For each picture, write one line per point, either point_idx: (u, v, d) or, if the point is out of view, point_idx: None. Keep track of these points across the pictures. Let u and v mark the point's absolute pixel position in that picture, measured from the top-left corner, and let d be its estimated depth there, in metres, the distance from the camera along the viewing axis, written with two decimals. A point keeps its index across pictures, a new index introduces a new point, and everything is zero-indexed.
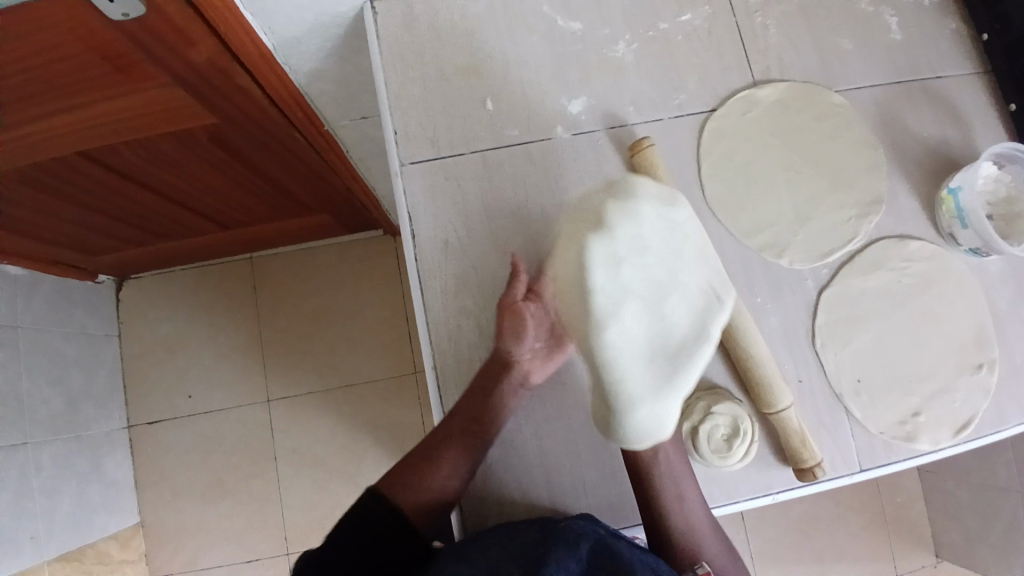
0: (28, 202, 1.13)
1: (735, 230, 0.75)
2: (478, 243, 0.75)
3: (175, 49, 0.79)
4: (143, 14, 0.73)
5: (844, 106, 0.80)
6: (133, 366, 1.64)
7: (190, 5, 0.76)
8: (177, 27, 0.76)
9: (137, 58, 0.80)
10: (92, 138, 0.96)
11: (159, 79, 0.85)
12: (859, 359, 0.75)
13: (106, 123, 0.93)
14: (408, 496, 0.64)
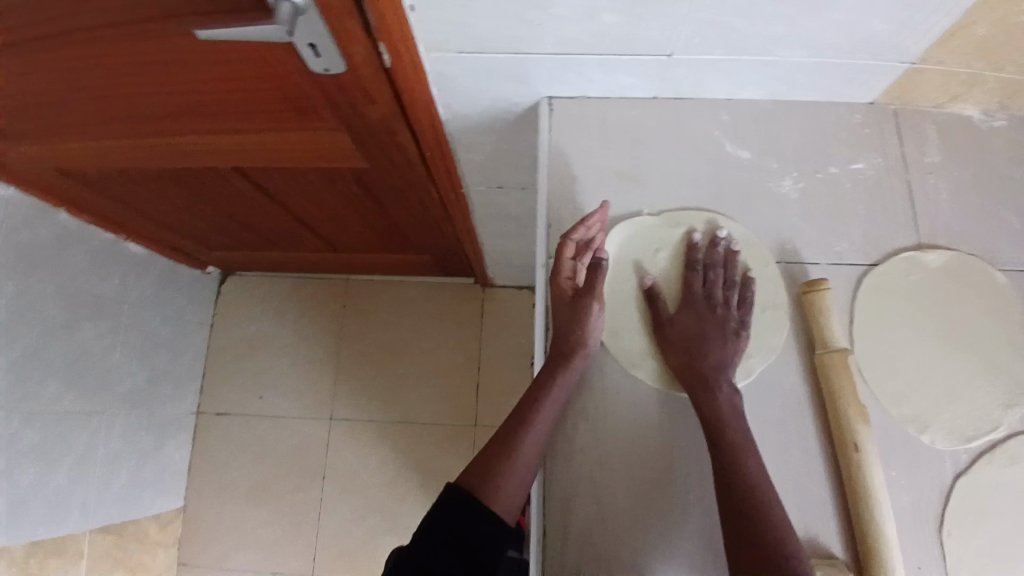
0: (175, 196, 1.22)
1: (878, 392, 0.72)
2: (610, 352, 0.76)
3: (358, 104, 0.83)
4: (340, 71, 0.76)
5: (1009, 289, 0.77)
6: (215, 356, 1.71)
7: (385, 70, 0.79)
8: (367, 87, 0.80)
9: (319, 100, 0.84)
10: (253, 158, 1.02)
11: (334, 122, 0.90)
12: (989, 560, 0.69)
13: (271, 148, 0.98)
14: (485, 483, 0.63)
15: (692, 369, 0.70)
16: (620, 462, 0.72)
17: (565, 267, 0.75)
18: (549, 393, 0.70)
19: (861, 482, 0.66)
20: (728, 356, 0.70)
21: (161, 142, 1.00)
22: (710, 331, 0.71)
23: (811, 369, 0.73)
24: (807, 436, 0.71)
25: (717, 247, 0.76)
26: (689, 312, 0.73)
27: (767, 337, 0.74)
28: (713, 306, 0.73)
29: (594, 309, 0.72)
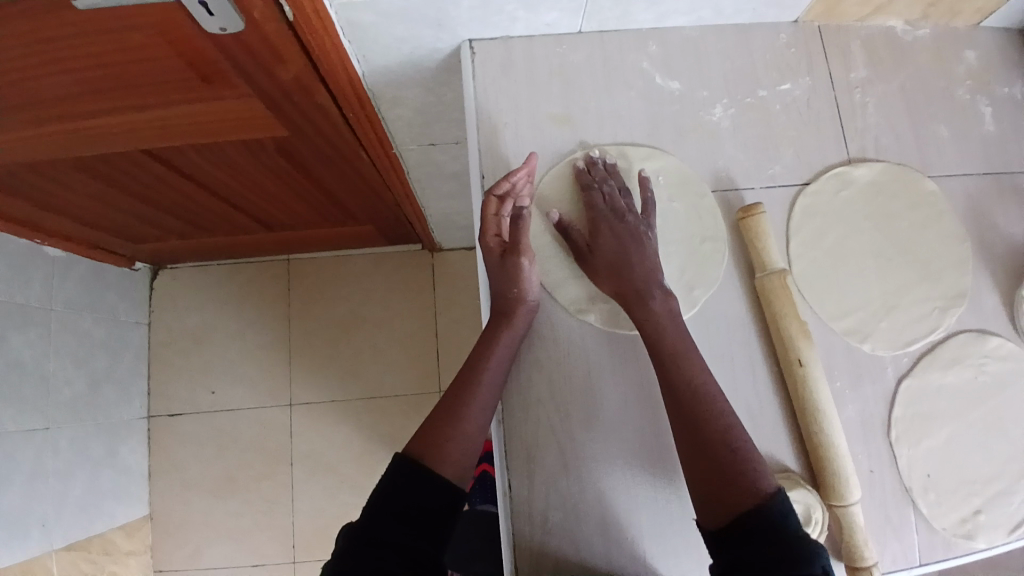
0: (83, 189, 1.12)
1: (821, 311, 0.74)
2: (558, 300, 0.74)
3: (267, 65, 0.78)
4: (240, 30, 0.70)
5: (936, 195, 0.79)
6: (159, 354, 1.63)
7: (290, 25, 0.74)
8: (274, 46, 0.74)
9: (228, 68, 0.78)
10: (163, 137, 0.94)
11: (244, 88, 0.83)
12: (932, 455, 0.73)
13: (182, 125, 0.91)
14: (431, 448, 0.61)
15: (619, 285, 0.68)
16: (576, 407, 0.72)
17: (490, 224, 0.72)
18: (495, 351, 0.69)
19: (807, 395, 0.68)
20: (647, 253, 0.69)
21: (58, 131, 0.91)
22: (625, 237, 0.70)
23: (753, 292, 0.74)
24: (756, 360, 0.72)
25: (597, 167, 0.74)
26: (601, 229, 0.71)
27: (709, 266, 0.74)
28: (618, 212, 0.71)
29: (522, 263, 0.70)
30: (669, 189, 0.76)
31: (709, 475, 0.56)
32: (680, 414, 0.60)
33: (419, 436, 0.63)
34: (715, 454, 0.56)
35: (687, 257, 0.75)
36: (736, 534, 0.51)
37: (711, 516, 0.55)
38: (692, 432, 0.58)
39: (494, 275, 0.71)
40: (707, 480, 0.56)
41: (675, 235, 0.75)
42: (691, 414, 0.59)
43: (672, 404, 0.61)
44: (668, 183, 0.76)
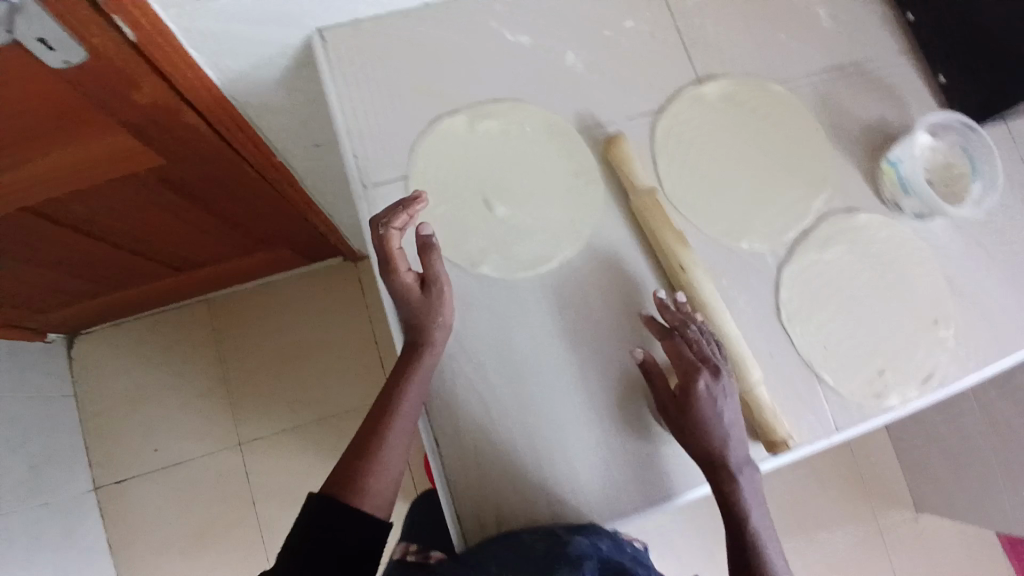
0: None
1: (698, 220, 0.79)
2: (454, 260, 0.75)
3: (122, 95, 0.77)
4: (86, 62, 0.69)
5: (785, 95, 0.84)
6: (95, 424, 1.55)
7: (135, 47, 0.73)
8: (126, 74, 0.74)
9: (96, 113, 0.78)
10: (38, 192, 0.90)
11: (109, 122, 0.81)
12: (828, 330, 0.78)
13: (54, 174, 0.87)
14: (350, 487, 0.64)
15: (707, 445, 0.67)
16: (490, 359, 0.75)
17: (399, 258, 0.69)
18: (413, 373, 0.69)
19: (695, 296, 0.74)
20: (732, 413, 0.68)
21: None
22: (718, 398, 0.67)
23: (632, 215, 0.79)
24: (648, 275, 0.78)
25: (673, 309, 0.72)
26: (691, 389, 0.67)
27: (586, 199, 0.78)
28: (711, 369, 0.68)
29: (435, 290, 0.70)
30: (538, 134, 0.78)
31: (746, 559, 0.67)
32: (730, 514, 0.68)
33: (338, 473, 0.65)
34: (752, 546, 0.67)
35: (568, 195, 0.78)
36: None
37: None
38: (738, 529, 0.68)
39: (408, 304, 0.69)
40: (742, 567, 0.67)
41: (552, 176, 0.78)
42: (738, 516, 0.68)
43: (722, 505, 0.69)
44: (538, 128, 0.79)
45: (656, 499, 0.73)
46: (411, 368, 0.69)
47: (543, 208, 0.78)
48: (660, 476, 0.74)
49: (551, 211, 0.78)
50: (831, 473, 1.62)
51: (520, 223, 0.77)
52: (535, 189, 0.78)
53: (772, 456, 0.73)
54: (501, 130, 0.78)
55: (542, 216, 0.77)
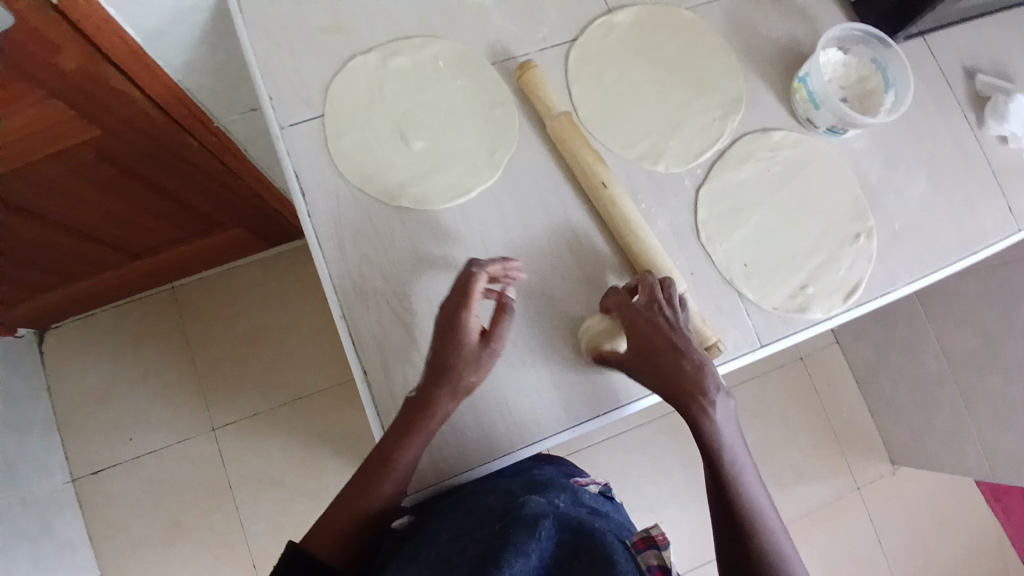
0: None
1: (613, 144, 0.80)
2: (374, 192, 0.76)
3: (49, 62, 0.79)
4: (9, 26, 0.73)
5: (694, 21, 0.86)
6: (69, 419, 1.52)
7: (58, 12, 0.76)
8: (45, 35, 0.77)
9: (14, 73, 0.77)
10: None
11: (39, 95, 0.82)
12: (747, 247, 0.79)
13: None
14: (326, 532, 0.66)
15: (675, 391, 0.65)
16: (415, 286, 0.74)
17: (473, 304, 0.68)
18: (418, 431, 0.66)
19: (615, 211, 0.75)
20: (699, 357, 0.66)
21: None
22: (670, 333, 0.67)
23: (550, 141, 0.81)
24: (566, 200, 0.80)
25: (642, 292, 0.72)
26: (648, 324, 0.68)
27: (503, 128, 0.80)
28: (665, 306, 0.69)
29: (486, 353, 0.68)
30: (451, 69, 0.80)
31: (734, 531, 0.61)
32: (714, 479, 0.64)
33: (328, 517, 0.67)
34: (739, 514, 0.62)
35: (485, 126, 0.79)
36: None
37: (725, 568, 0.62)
38: (725, 497, 0.63)
39: (457, 353, 0.67)
40: (730, 541, 0.61)
41: (467, 108, 0.80)
42: (722, 480, 0.63)
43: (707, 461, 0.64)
44: (451, 64, 0.80)
45: (582, 417, 0.75)
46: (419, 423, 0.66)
47: (462, 140, 0.79)
48: (588, 399, 0.75)
49: (468, 142, 0.79)
50: (806, 428, 1.60)
51: (437, 154, 0.78)
52: (452, 122, 0.79)
53: None
54: (413, 68, 0.80)
55: (460, 147, 0.79)
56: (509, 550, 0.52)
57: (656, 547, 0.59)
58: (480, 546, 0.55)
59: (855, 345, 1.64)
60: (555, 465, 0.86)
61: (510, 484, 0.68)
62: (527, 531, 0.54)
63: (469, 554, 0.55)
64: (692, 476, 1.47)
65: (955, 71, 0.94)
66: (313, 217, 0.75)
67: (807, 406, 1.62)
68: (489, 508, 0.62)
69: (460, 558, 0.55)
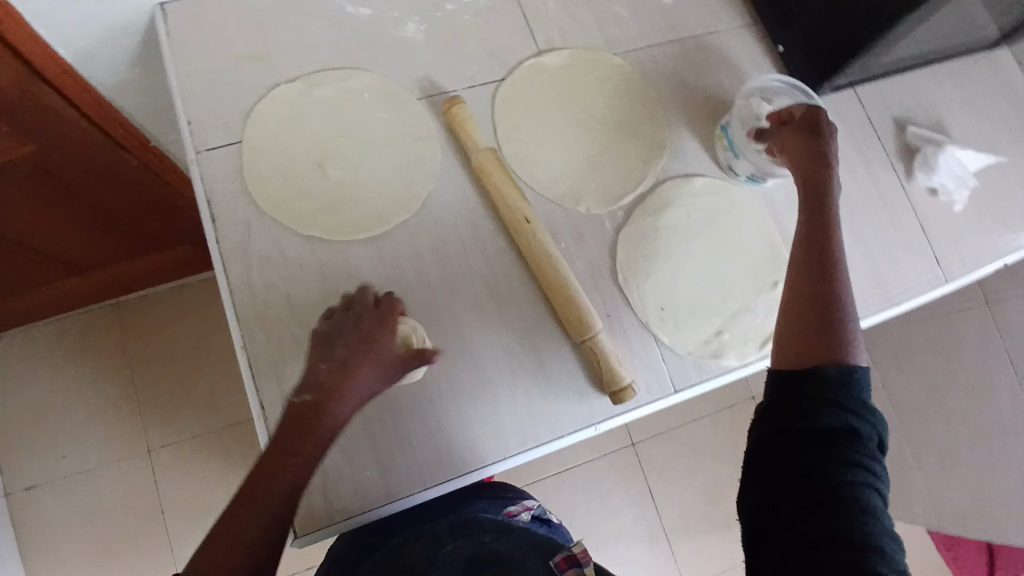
0: None
1: (533, 182, 0.80)
2: (286, 220, 0.75)
3: None
4: None
5: (622, 66, 0.87)
6: (2, 433, 1.46)
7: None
8: None
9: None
10: None
11: None
12: (665, 290, 0.79)
13: None
14: None
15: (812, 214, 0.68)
16: (320, 317, 0.74)
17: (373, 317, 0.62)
18: (298, 449, 0.55)
19: (531, 245, 0.75)
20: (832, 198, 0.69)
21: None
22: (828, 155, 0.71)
23: (473, 175, 0.80)
24: (485, 234, 0.79)
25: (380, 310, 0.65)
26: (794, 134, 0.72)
27: (423, 161, 0.80)
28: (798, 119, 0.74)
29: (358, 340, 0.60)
30: (375, 102, 0.81)
31: (802, 330, 0.60)
32: (810, 286, 0.63)
33: None
34: (826, 322, 0.60)
35: (406, 159, 0.80)
36: (799, 395, 0.56)
37: (780, 366, 0.60)
38: (815, 314, 0.61)
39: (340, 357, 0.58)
40: (799, 382, 0.57)
41: (389, 141, 0.80)
42: (824, 301, 0.62)
43: (799, 278, 0.64)
44: (376, 96, 0.81)
45: (487, 459, 0.73)
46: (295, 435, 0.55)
47: (382, 171, 0.79)
48: (499, 438, 0.74)
49: (387, 174, 0.79)
50: None
51: (354, 185, 0.78)
52: (372, 153, 0.79)
53: (617, 406, 0.76)
54: (336, 98, 0.80)
55: (378, 178, 0.78)
56: None
57: (578, 565, 0.59)
58: None
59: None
60: (489, 490, 0.83)
61: (439, 535, 0.66)
62: None
63: None
64: (640, 515, 1.40)
65: (884, 122, 0.96)
66: (223, 242, 0.74)
67: None
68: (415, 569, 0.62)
69: None
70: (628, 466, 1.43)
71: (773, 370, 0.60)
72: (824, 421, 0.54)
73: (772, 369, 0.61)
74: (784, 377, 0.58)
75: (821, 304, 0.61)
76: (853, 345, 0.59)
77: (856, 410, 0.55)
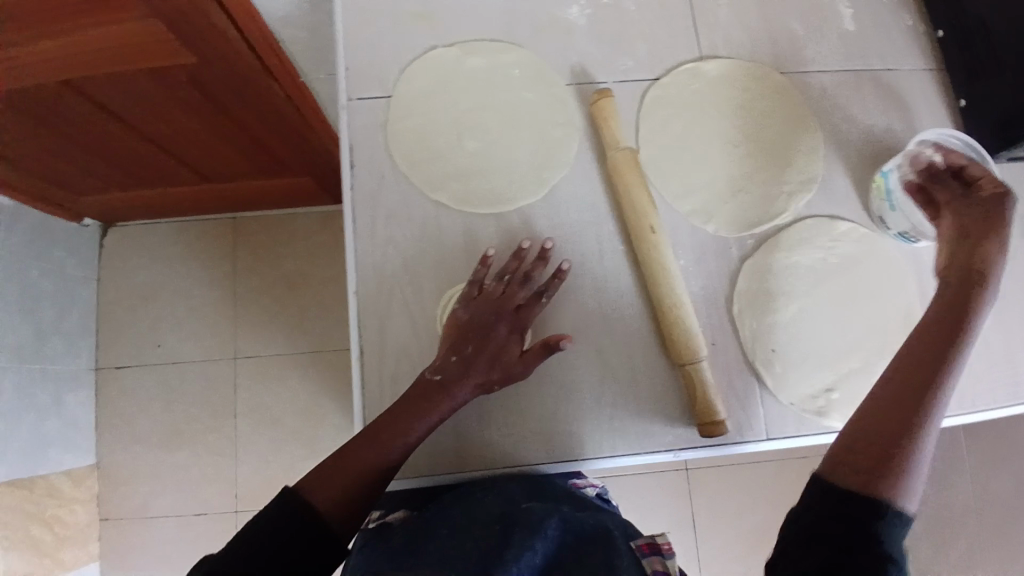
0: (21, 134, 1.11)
1: (667, 193, 0.77)
2: (418, 182, 0.76)
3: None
4: None
5: (786, 88, 0.82)
6: (108, 312, 1.60)
7: None
8: None
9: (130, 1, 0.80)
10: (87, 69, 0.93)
11: (143, 15, 0.83)
12: (779, 333, 0.75)
13: (101, 53, 0.90)
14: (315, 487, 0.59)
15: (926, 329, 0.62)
16: (430, 280, 0.75)
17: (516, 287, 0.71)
18: (433, 407, 0.65)
19: (652, 256, 0.72)
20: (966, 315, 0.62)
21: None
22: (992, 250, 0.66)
23: (607, 172, 0.78)
24: (607, 235, 0.77)
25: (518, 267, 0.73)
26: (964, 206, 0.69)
27: (561, 149, 0.78)
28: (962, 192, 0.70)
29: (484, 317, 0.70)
30: (525, 79, 0.80)
31: (873, 451, 0.55)
32: (890, 404, 0.58)
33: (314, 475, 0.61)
34: (891, 447, 0.55)
35: (545, 143, 0.78)
36: (843, 504, 0.52)
37: (828, 472, 0.55)
38: (881, 435, 0.56)
39: (482, 339, 0.68)
40: (841, 495, 0.53)
41: (531, 122, 0.79)
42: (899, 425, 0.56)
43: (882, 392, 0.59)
44: (528, 74, 0.80)
45: (559, 456, 0.72)
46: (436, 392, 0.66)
47: (518, 151, 0.78)
48: (580, 440, 0.73)
49: (523, 154, 0.78)
50: None
51: (489, 159, 0.78)
52: (512, 131, 0.78)
53: (703, 438, 0.73)
54: (487, 69, 0.80)
55: (514, 157, 0.78)
56: (515, 548, 0.54)
57: (661, 555, 0.58)
58: (488, 542, 0.57)
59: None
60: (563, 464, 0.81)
61: (515, 492, 0.66)
62: (531, 533, 0.57)
63: (480, 544, 0.57)
64: (679, 539, 1.38)
65: None
66: (355, 190, 0.76)
67: None
68: (488, 510, 0.63)
69: (473, 545, 0.57)
70: (677, 488, 1.40)
71: (818, 472, 0.56)
72: (864, 540, 0.50)
73: (819, 473, 0.56)
74: (831, 484, 0.54)
75: (899, 438, 0.55)
76: (912, 493, 0.53)
77: (898, 550, 0.50)
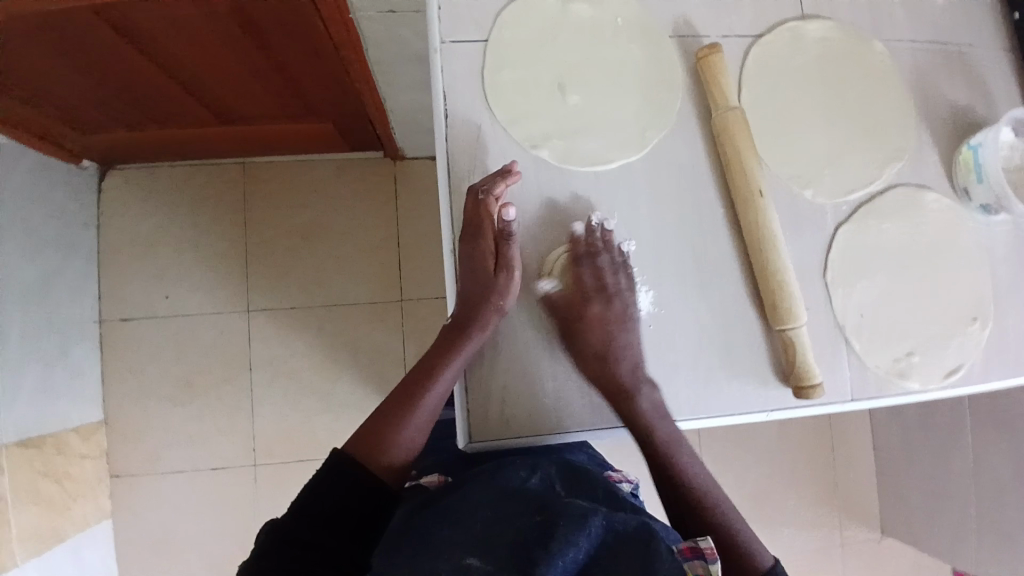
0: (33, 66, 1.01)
1: (768, 156, 0.76)
2: (518, 135, 0.73)
3: None
4: None
5: (883, 54, 0.81)
6: (111, 260, 1.51)
7: None
8: None
9: None
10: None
11: None
12: (867, 299, 0.77)
13: None
14: (370, 451, 0.65)
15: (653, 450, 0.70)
16: (530, 239, 0.73)
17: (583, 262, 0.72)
18: (456, 352, 0.69)
19: (758, 220, 0.72)
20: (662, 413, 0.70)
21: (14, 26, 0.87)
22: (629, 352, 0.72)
23: (709, 133, 0.77)
24: (705, 197, 0.76)
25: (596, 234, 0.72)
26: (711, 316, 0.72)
27: (663, 107, 0.76)
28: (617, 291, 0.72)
29: (504, 277, 0.69)
30: (628, 31, 0.76)
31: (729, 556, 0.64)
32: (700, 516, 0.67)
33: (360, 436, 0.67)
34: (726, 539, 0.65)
35: (647, 100, 0.76)
36: None
37: None
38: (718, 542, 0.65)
39: (486, 280, 0.69)
40: None
41: (634, 77, 0.76)
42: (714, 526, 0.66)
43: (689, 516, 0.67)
44: (632, 26, 0.77)
45: None
46: (459, 331, 0.69)
47: (619, 108, 0.75)
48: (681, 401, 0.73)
49: (625, 111, 0.75)
50: (809, 479, 1.60)
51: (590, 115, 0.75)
52: (614, 86, 0.75)
53: (794, 400, 0.74)
54: (591, 18, 0.76)
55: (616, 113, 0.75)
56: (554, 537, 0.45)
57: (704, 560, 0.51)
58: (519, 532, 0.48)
59: (884, 418, 1.60)
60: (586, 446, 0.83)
61: (553, 477, 0.61)
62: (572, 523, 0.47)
63: (509, 538, 0.47)
64: None
65: None
66: (451, 140, 0.72)
67: (817, 460, 1.61)
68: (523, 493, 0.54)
69: (499, 538, 0.47)
70: None
71: None
72: None
73: None
74: None
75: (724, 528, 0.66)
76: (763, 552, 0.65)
77: None
